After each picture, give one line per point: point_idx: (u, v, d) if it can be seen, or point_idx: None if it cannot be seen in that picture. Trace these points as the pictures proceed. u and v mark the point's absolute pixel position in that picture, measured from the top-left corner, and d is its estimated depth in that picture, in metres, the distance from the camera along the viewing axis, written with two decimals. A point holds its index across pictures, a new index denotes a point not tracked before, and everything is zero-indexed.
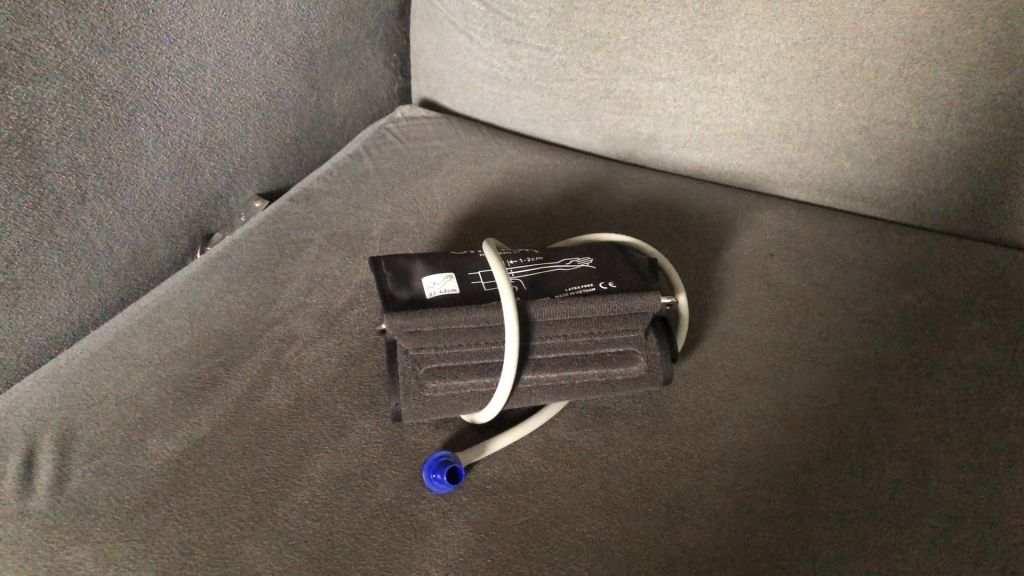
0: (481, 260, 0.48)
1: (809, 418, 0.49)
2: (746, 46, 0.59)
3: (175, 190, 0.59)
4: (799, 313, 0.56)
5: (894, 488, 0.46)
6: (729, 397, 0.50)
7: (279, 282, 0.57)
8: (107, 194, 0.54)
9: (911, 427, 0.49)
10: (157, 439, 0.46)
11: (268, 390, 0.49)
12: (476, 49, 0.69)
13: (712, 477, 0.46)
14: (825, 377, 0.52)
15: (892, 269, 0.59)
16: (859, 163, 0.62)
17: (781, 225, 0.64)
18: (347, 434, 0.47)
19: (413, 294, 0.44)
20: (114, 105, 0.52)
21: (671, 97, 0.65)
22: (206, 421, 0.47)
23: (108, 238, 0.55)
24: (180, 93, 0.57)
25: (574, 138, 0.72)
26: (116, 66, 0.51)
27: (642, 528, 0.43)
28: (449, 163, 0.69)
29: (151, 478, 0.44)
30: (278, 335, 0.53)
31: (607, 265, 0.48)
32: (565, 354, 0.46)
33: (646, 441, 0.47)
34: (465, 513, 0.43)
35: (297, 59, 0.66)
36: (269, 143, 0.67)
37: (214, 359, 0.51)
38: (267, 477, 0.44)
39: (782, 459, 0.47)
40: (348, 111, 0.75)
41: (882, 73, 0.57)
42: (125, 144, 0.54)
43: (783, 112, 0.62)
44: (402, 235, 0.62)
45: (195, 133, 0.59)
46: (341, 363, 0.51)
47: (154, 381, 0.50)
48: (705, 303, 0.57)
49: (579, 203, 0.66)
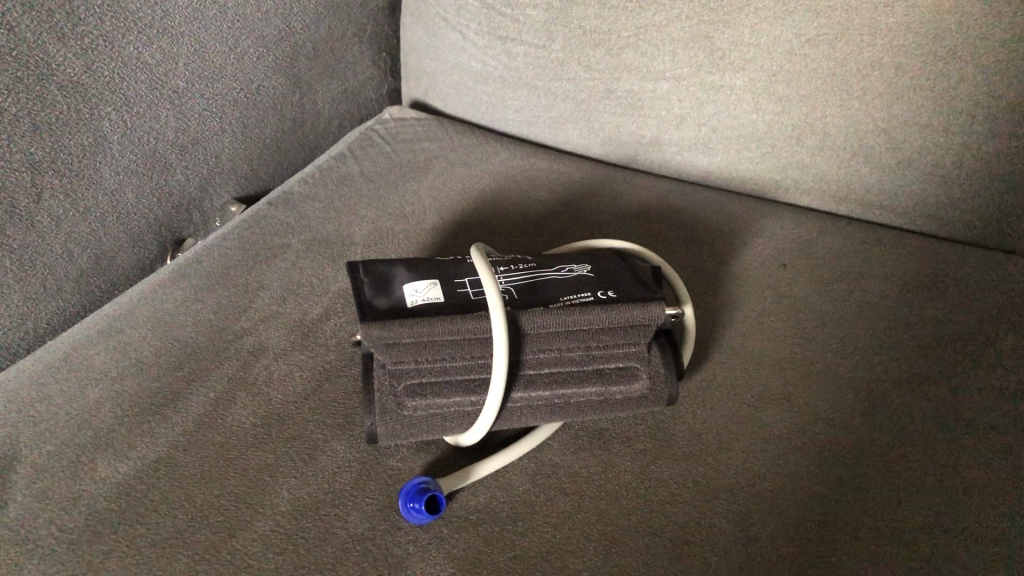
0: (468, 266, 0.44)
1: (828, 443, 0.45)
2: (757, 42, 0.55)
3: (143, 191, 0.55)
4: (813, 328, 0.52)
5: (921, 520, 0.41)
6: (740, 419, 0.46)
7: (251, 290, 0.53)
8: (66, 194, 0.50)
9: (939, 453, 0.44)
10: (109, 461, 0.42)
11: (234, 407, 0.45)
12: (469, 47, 0.65)
13: (720, 507, 0.41)
14: (842, 397, 0.47)
15: (912, 284, 0.55)
16: (877, 168, 0.58)
17: (792, 235, 0.60)
18: (318, 457, 0.43)
19: (393, 302, 0.40)
20: (74, 97, 0.48)
21: (676, 97, 0.61)
22: (165, 440, 0.43)
23: (68, 241, 0.51)
24: (148, 86, 0.53)
25: (572, 142, 0.68)
26: (77, 55, 0.47)
27: (643, 565, 0.39)
28: (439, 166, 0.65)
29: (98, 504, 0.40)
30: (247, 348, 0.48)
31: (607, 273, 0.44)
32: (560, 370, 0.41)
33: (648, 467, 0.43)
34: (446, 546, 0.39)
35: (279, 54, 0.62)
36: (247, 143, 0.63)
37: (177, 372, 0.47)
38: (228, 504, 0.40)
39: (798, 488, 0.43)
40: (333, 111, 0.71)
41: (904, 72, 0.53)
42: (87, 139, 0.50)
43: (795, 114, 0.58)
44: (387, 242, 0.57)
45: (164, 130, 0.55)
46: (314, 378, 0.47)
47: (108, 397, 0.45)
48: (713, 315, 0.53)
49: (577, 210, 0.62)
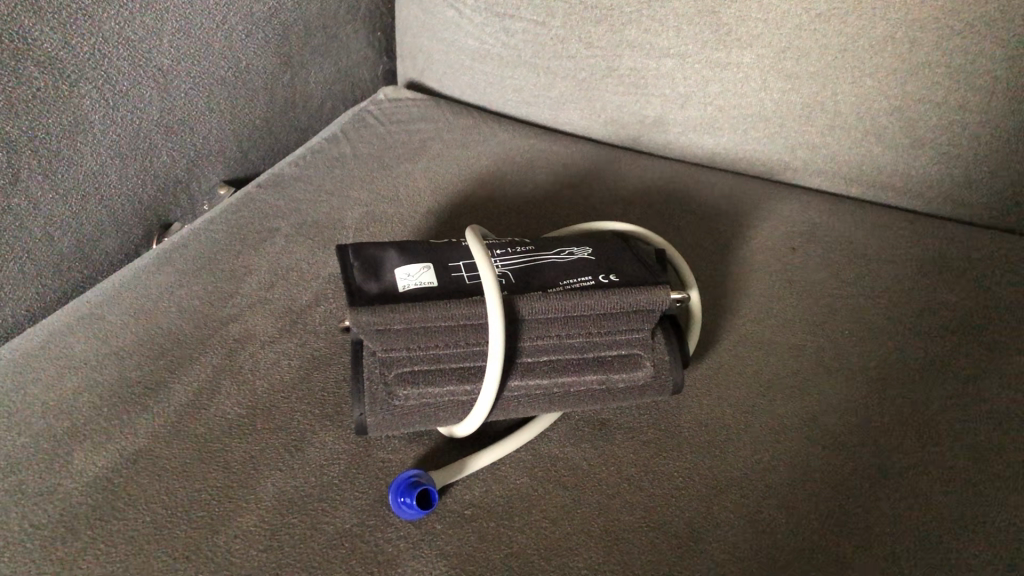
0: (463, 248, 0.41)
1: (840, 433, 0.43)
2: (764, 18, 0.53)
3: (127, 173, 0.53)
4: (824, 314, 0.50)
5: (939, 513, 0.39)
6: (747, 408, 0.44)
7: (238, 276, 0.50)
8: (46, 174, 0.48)
9: (957, 444, 0.42)
10: (86, 453, 0.40)
11: (217, 397, 0.43)
12: (466, 25, 0.63)
13: (727, 502, 0.39)
14: (854, 386, 0.45)
15: (926, 269, 0.53)
16: (889, 148, 0.56)
17: (800, 218, 0.57)
18: (305, 448, 0.41)
19: (384, 287, 0.38)
20: (53, 74, 0.46)
21: (680, 75, 0.58)
22: (145, 431, 0.41)
23: (47, 224, 0.49)
24: (131, 63, 0.50)
25: (572, 123, 0.66)
26: (54, 29, 0.45)
27: (646, 562, 0.37)
28: (435, 148, 0.63)
29: (73, 499, 0.38)
30: (233, 335, 0.46)
31: (609, 256, 0.42)
32: (560, 357, 0.39)
33: (653, 459, 0.41)
34: (438, 543, 0.37)
35: (268, 32, 0.60)
36: (236, 124, 0.61)
37: (159, 360, 0.45)
38: (209, 500, 0.38)
39: (809, 480, 0.41)
40: (326, 92, 0.69)
41: (919, 48, 0.51)
42: (68, 119, 0.48)
43: (805, 92, 0.55)
44: (380, 225, 0.55)
45: (148, 109, 0.53)
46: (302, 367, 0.45)
47: (87, 387, 0.43)
48: (718, 301, 0.51)
49: (577, 193, 0.60)
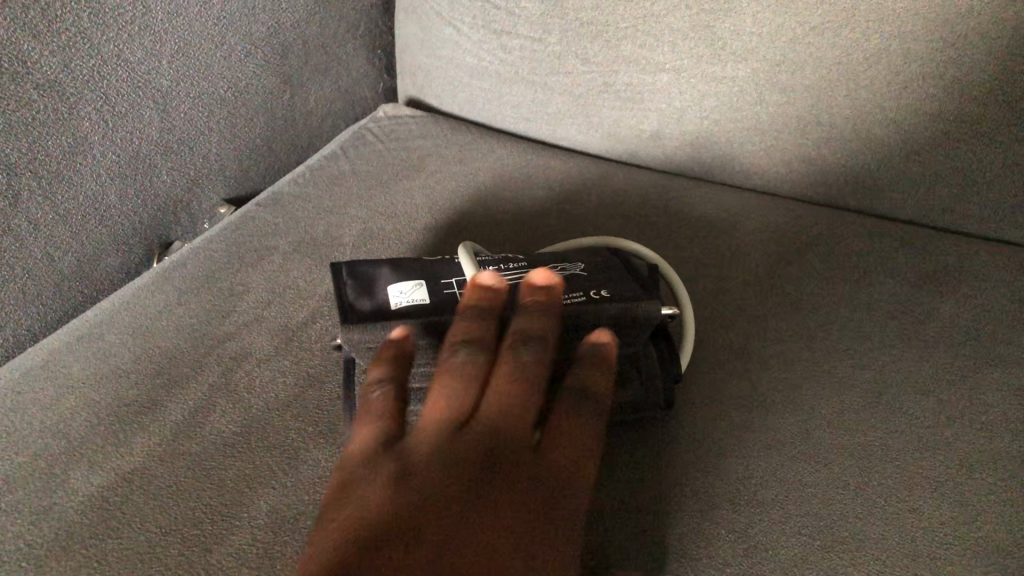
0: (456, 266, 0.42)
1: (834, 446, 0.43)
2: (758, 31, 0.53)
3: (126, 193, 0.54)
4: (819, 328, 0.50)
5: (931, 530, 0.39)
6: (740, 423, 0.44)
7: (236, 294, 0.51)
8: (45, 196, 0.48)
9: (950, 460, 0.42)
10: (82, 471, 0.40)
11: (214, 415, 0.43)
12: (464, 42, 0.63)
13: (720, 517, 0.39)
14: (849, 400, 0.45)
15: (922, 283, 0.53)
16: (885, 160, 0.56)
17: (797, 230, 0.57)
18: (299, 465, 0.41)
19: (376, 304, 0.38)
20: (52, 96, 0.46)
21: (677, 90, 0.58)
22: (140, 450, 0.41)
23: (48, 245, 0.49)
24: (129, 85, 0.51)
25: (570, 138, 0.66)
26: (53, 54, 0.45)
27: None
28: (433, 164, 0.63)
29: (68, 517, 0.38)
30: (229, 353, 0.47)
31: (601, 272, 0.42)
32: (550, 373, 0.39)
33: (646, 474, 0.41)
34: None
35: (268, 51, 0.60)
36: (236, 143, 0.61)
37: (155, 379, 0.45)
38: (202, 517, 0.38)
39: (803, 494, 0.40)
40: (326, 109, 0.69)
41: (913, 60, 0.50)
42: (66, 139, 0.48)
43: (800, 105, 0.55)
44: (377, 242, 0.56)
45: (148, 130, 0.53)
46: (297, 384, 0.45)
47: (85, 405, 0.44)
48: (715, 314, 0.51)
49: (574, 207, 0.60)
